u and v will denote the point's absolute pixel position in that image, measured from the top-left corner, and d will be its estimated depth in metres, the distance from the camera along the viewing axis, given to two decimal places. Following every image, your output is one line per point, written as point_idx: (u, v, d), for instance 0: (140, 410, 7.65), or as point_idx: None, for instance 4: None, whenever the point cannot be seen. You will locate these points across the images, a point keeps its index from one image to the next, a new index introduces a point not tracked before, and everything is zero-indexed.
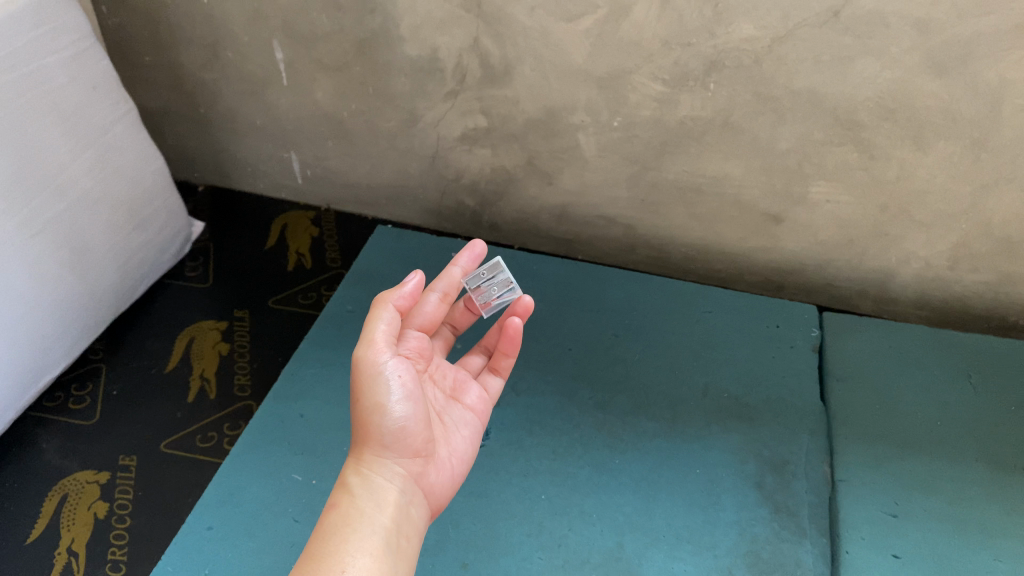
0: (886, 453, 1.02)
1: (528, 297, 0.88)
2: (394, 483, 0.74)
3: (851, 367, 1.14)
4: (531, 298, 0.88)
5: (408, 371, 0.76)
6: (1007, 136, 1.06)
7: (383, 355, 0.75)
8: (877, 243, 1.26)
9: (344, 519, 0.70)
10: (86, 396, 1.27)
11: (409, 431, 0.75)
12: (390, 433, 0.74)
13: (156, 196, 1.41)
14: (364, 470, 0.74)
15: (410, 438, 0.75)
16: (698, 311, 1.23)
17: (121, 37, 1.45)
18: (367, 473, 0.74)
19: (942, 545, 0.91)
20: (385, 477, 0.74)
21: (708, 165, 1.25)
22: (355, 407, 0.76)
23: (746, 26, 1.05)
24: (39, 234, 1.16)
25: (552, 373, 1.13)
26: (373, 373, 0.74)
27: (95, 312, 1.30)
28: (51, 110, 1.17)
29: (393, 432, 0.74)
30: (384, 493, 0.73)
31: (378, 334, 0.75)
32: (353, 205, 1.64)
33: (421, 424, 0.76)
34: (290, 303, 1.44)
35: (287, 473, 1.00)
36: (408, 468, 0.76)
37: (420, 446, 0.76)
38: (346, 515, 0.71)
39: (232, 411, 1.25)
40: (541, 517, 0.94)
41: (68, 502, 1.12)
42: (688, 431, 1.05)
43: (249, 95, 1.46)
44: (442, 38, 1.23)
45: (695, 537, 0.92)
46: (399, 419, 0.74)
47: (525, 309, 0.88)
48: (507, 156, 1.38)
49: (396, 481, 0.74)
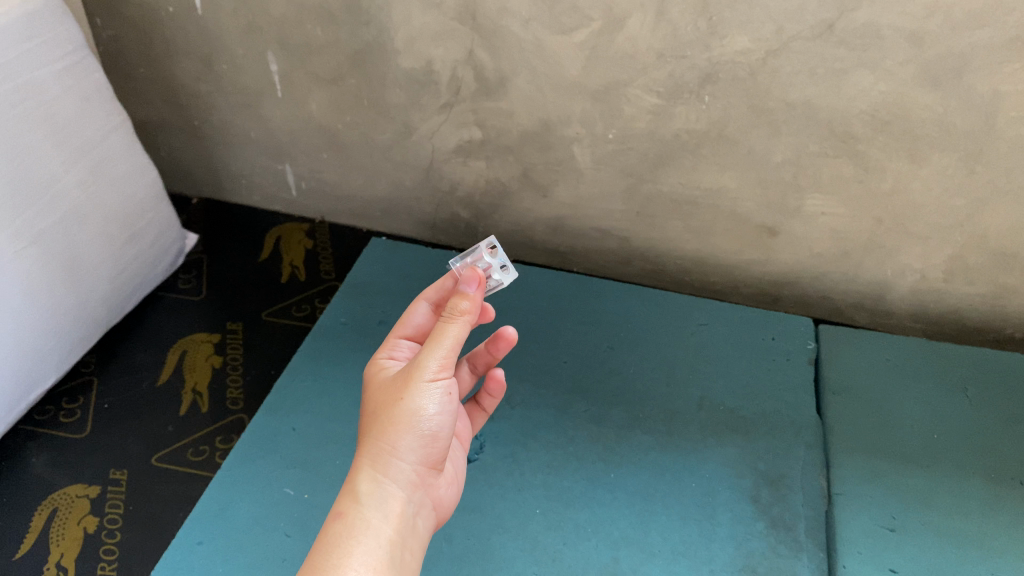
0: (882, 466, 1.01)
1: (512, 330, 0.85)
2: (405, 494, 0.72)
3: (847, 380, 1.13)
4: (513, 332, 0.85)
5: (456, 389, 0.74)
6: (1001, 148, 1.06)
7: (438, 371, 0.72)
8: (872, 255, 1.26)
9: (357, 527, 0.68)
10: (76, 410, 1.26)
11: (436, 445, 0.74)
12: (421, 444, 0.72)
13: (148, 209, 1.40)
14: (380, 476, 0.71)
15: (433, 452, 0.74)
16: (693, 324, 1.22)
17: (116, 50, 1.44)
18: (381, 479, 0.71)
19: (939, 559, 0.91)
20: (396, 488, 0.71)
21: (703, 177, 1.24)
22: (386, 408, 0.72)
23: (740, 38, 1.05)
24: (31, 246, 1.15)
25: (546, 386, 1.12)
26: (423, 383, 0.72)
27: (86, 325, 1.29)
28: (42, 122, 1.16)
29: (423, 444, 0.72)
30: (394, 504, 0.70)
31: (445, 350, 0.72)
32: (347, 218, 1.63)
33: (447, 441, 0.75)
34: (284, 316, 1.43)
35: (279, 488, 0.99)
36: (419, 479, 0.74)
37: (435, 460, 0.75)
38: (358, 523, 0.68)
39: (224, 425, 1.24)
40: (535, 532, 0.93)
41: (58, 517, 1.11)
42: (684, 444, 1.04)
43: (243, 107, 1.46)
44: (437, 50, 1.23)
45: (690, 552, 0.92)
46: (435, 434, 0.73)
47: (507, 344, 0.86)
48: (502, 168, 1.38)
49: (406, 492, 0.72)
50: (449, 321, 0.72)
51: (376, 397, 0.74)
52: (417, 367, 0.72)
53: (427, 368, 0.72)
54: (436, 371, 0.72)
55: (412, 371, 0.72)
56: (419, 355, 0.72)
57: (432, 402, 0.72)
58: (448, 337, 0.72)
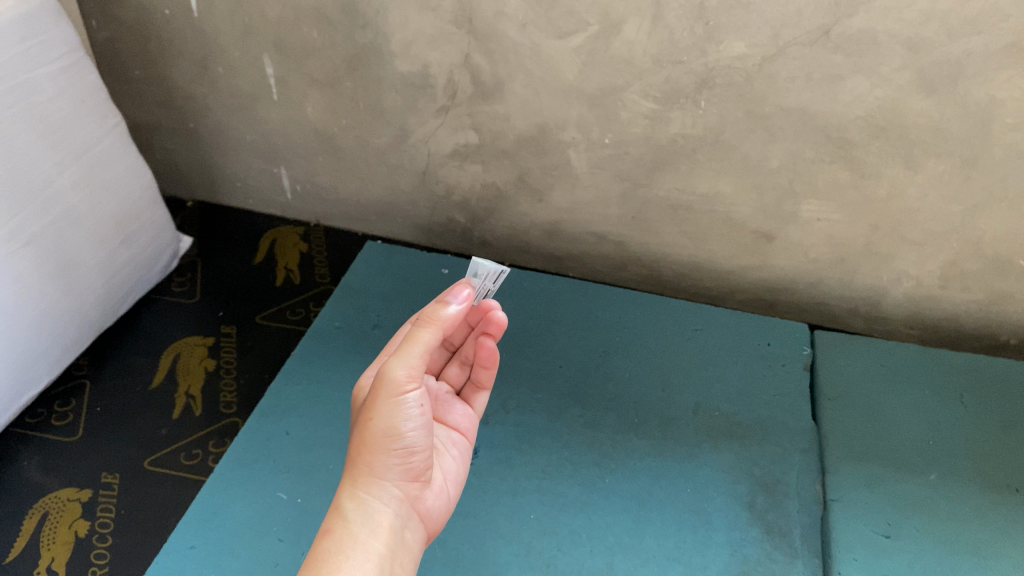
0: (878, 472, 1.01)
1: (501, 316, 0.86)
2: (391, 508, 0.72)
3: (842, 386, 1.13)
4: (504, 318, 0.86)
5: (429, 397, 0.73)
6: (997, 154, 1.06)
7: (405, 382, 0.71)
8: (868, 262, 1.26)
9: (343, 545, 0.68)
10: (69, 413, 1.25)
11: (416, 456, 0.73)
12: (400, 457, 0.72)
13: (143, 210, 1.40)
14: (364, 492, 0.71)
15: (415, 464, 0.73)
16: (689, 329, 1.22)
17: (111, 52, 1.44)
18: (366, 495, 0.71)
19: (934, 566, 0.90)
20: (382, 502, 0.71)
21: (699, 182, 1.24)
22: (361, 423, 0.72)
23: (736, 44, 1.05)
24: (25, 247, 1.15)
25: (541, 391, 1.12)
26: (393, 397, 0.70)
27: (80, 328, 1.28)
28: (37, 124, 1.16)
29: (403, 456, 0.72)
30: (381, 517, 0.70)
31: (409, 360, 0.71)
32: (342, 221, 1.63)
33: (427, 451, 0.74)
34: (278, 319, 1.42)
35: (272, 492, 0.99)
36: (406, 491, 0.73)
37: (419, 471, 0.74)
38: (344, 540, 0.68)
39: (218, 428, 1.23)
40: (530, 537, 0.93)
41: (48, 520, 1.10)
42: (679, 450, 1.04)
43: (238, 110, 1.46)
44: (434, 54, 1.23)
45: (685, 558, 0.91)
46: (412, 446, 0.72)
47: (498, 327, 0.87)
48: (498, 172, 1.37)
49: (393, 505, 0.72)
50: (418, 335, 0.72)
51: (355, 415, 0.74)
52: (383, 380, 0.71)
53: (395, 379, 0.71)
54: (406, 382, 0.71)
55: (380, 383, 0.71)
56: (386, 366, 0.71)
57: (405, 414, 0.71)
58: (419, 345, 0.72)
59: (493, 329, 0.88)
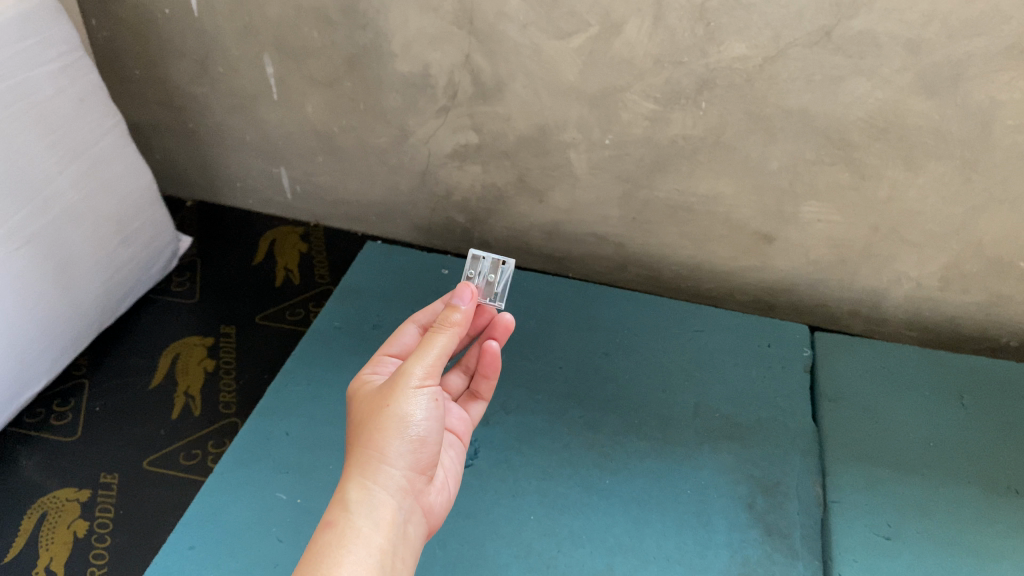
0: (878, 474, 1.01)
1: (508, 319, 0.90)
2: (394, 502, 0.71)
3: (843, 388, 1.13)
4: (512, 320, 0.89)
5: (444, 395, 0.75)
6: (997, 156, 1.06)
7: (423, 378, 0.73)
8: (868, 263, 1.26)
9: (346, 535, 0.67)
10: (68, 413, 1.25)
11: (425, 451, 0.73)
12: (410, 450, 0.72)
13: (143, 210, 1.39)
14: (369, 484, 0.70)
15: (422, 459, 0.74)
16: (689, 331, 1.22)
17: (111, 51, 1.44)
18: (371, 487, 0.70)
19: (934, 567, 0.90)
20: (385, 496, 0.71)
21: (699, 183, 1.24)
22: (373, 415, 0.72)
23: (737, 45, 1.05)
24: (24, 246, 1.14)
25: (541, 392, 1.12)
26: (409, 390, 0.72)
27: (78, 327, 1.28)
28: (36, 123, 1.16)
29: (413, 450, 0.72)
30: (384, 511, 0.70)
31: (429, 355, 0.74)
32: (342, 221, 1.62)
33: (435, 447, 0.75)
34: (278, 319, 1.42)
35: (271, 493, 0.98)
36: (410, 486, 0.73)
37: (424, 466, 0.74)
38: (348, 531, 0.67)
39: (217, 428, 1.23)
40: (530, 538, 0.93)
41: (47, 520, 1.09)
42: (679, 451, 1.04)
43: (238, 110, 1.46)
44: (434, 54, 1.23)
45: (685, 559, 0.91)
46: (423, 440, 0.73)
47: (504, 330, 0.90)
48: (498, 173, 1.37)
49: (396, 499, 0.72)
50: (438, 332, 0.75)
51: (364, 407, 0.74)
52: (402, 375, 0.73)
53: (414, 375, 0.73)
54: (423, 378, 0.73)
55: (398, 378, 0.73)
56: (406, 362, 0.74)
57: (419, 408, 0.73)
58: (436, 344, 0.74)
59: (499, 334, 0.91)
